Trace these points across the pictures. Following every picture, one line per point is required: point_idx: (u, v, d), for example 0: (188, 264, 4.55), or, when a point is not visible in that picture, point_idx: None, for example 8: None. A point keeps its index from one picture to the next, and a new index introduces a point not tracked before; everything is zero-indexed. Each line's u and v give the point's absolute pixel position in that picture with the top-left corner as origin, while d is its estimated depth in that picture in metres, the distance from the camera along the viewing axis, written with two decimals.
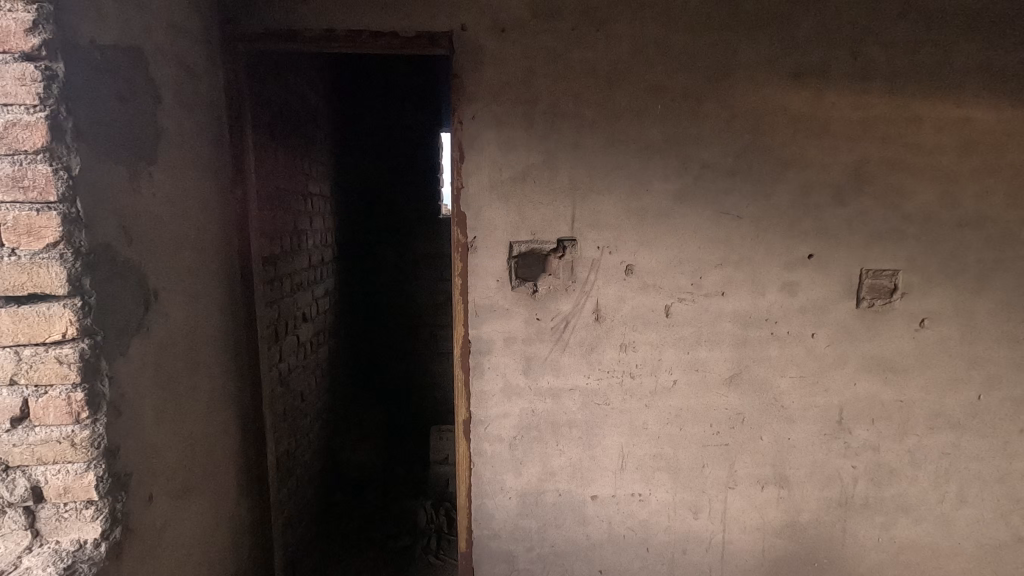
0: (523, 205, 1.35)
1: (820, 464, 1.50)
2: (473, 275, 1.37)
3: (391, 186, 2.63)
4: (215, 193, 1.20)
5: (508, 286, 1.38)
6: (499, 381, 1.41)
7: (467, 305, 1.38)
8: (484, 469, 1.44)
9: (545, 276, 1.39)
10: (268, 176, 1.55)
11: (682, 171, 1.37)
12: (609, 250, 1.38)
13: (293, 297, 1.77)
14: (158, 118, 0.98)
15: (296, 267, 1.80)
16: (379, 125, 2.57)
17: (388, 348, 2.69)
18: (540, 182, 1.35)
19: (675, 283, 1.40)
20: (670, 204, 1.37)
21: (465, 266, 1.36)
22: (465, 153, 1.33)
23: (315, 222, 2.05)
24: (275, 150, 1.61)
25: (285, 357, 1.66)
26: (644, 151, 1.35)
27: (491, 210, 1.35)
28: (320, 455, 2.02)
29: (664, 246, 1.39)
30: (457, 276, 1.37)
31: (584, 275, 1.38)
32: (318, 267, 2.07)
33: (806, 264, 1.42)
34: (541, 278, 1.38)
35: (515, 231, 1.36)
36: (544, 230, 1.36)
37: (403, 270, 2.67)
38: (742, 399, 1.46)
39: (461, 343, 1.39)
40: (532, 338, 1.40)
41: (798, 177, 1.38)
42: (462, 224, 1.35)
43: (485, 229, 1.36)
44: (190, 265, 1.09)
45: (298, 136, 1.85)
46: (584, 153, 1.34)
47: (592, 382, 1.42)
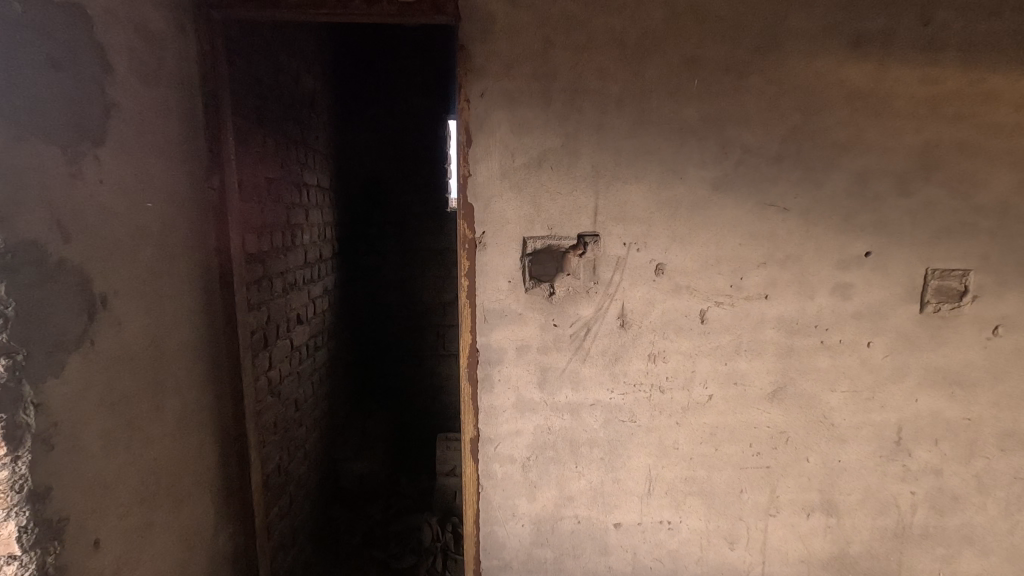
0: (539, 196, 1.18)
1: (874, 490, 1.32)
2: (481, 276, 1.21)
3: (395, 177, 2.46)
4: (187, 182, 1.04)
5: (521, 288, 1.21)
6: (510, 395, 1.25)
7: (474, 310, 1.22)
8: (494, 492, 1.28)
9: (563, 276, 1.22)
10: (254, 164, 1.39)
11: (720, 157, 1.19)
12: (637, 246, 1.21)
13: (285, 298, 1.61)
14: (108, 92, 0.83)
15: (288, 265, 1.65)
16: (381, 111, 2.41)
17: (393, 349, 2.54)
18: (558, 170, 1.18)
19: (711, 285, 1.23)
20: (706, 195, 1.20)
21: (472, 265, 1.20)
22: (472, 136, 1.16)
23: (312, 216, 1.90)
24: (262, 135, 1.45)
25: (275, 364, 1.52)
26: (677, 133, 1.18)
27: (502, 202, 1.18)
28: (317, 467, 1.88)
29: (699, 242, 1.22)
30: (463, 277, 1.21)
31: (608, 275, 1.21)
32: (315, 265, 1.92)
33: (863, 263, 1.24)
34: (559, 278, 1.22)
35: (530, 226, 1.19)
36: (562, 225, 1.20)
37: (408, 266, 2.52)
38: (786, 417, 1.29)
39: (468, 352, 1.23)
40: (549, 347, 1.23)
41: (855, 163, 1.20)
42: (469, 219, 1.19)
43: (495, 224, 1.19)
44: (152, 266, 0.94)
45: (291, 122, 1.69)
46: (609, 137, 1.17)
47: (616, 397, 1.26)
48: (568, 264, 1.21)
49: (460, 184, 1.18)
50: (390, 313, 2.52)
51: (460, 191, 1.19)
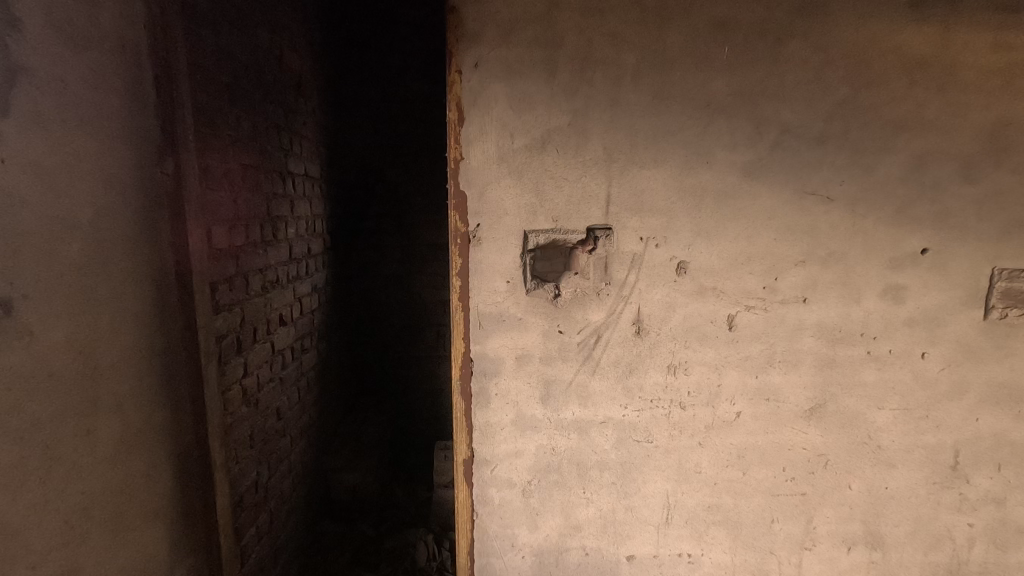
0: (542, 183, 1.02)
1: (925, 521, 1.15)
2: (475, 276, 1.05)
3: (393, 167, 2.31)
4: (131, 166, 0.90)
5: (522, 289, 1.06)
6: (509, 411, 1.09)
7: (467, 314, 1.06)
8: (490, 521, 1.13)
9: (570, 275, 1.07)
10: (224, 148, 1.25)
11: (753, 137, 1.02)
12: (656, 241, 1.05)
13: (265, 297, 1.47)
14: (12, 52, 0.68)
15: (269, 261, 1.50)
16: (377, 97, 2.25)
17: (390, 349, 2.40)
18: (565, 153, 1.02)
19: (741, 286, 1.07)
20: (737, 182, 1.03)
21: (465, 263, 1.05)
22: (465, 114, 1.01)
23: (299, 208, 1.75)
24: (234, 116, 1.30)
25: (251, 371, 1.38)
26: (704, 110, 1.01)
27: (499, 191, 1.03)
28: (304, 479, 1.75)
29: (728, 237, 1.05)
30: (454, 277, 1.06)
31: (622, 274, 1.06)
32: (302, 260, 1.78)
33: (918, 262, 1.07)
34: (564, 278, 1.07)
35: (531, 219, 1.03)
36: (570, 217, 1.04)
37: (406, 262, 2.37)
38: (825, 437, 1.12)
39: (460, 362, 1.08)
40: (553, 357, 1.08)
41: (911, 145, 1.03)
42: (461, 210, 1.03)
43: (492, 216, 1.03)
44: (82, 264, 0.79)
45: (273, 103, 1.54)
46: (624, 114, 1.01)
47: (630, 414, 1.10)
48: (576, 261, 1.06)
49: (450, 171, 1.03)
50: (387, 312, 2.38)
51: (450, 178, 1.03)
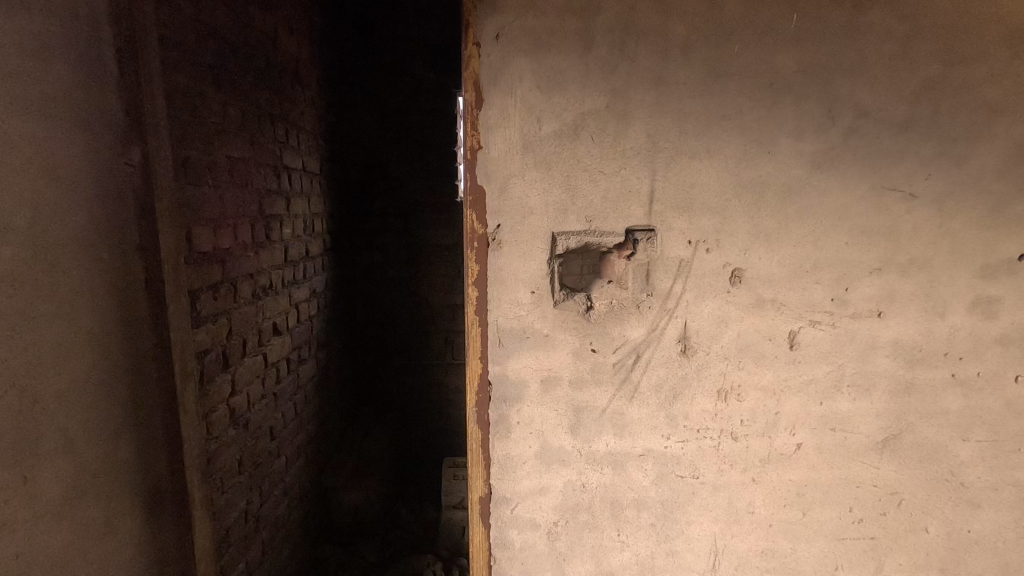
0: (574, 177, 0.87)
1: (1013, 569, 0.99)
2: (494, 285, 0.90)
3: (398, 161, 2.15)
4: (81, 155, 0.76)
5: (549, 301, 0.91)
6: (532, 442, 0.94)
7: (486, 330, 0.91)
8: (510, 567, 0.98)
9: (602, 283, 0.93)
10: (207, 138, 1.10)
11: (824, 122, 0.86)
12: (707, 246, 0.89)
13: (256, 305, 1.32)
14: None
15: (261, 264, 1.36)
16: (382, 86, 2.10)
17: (395, 356, 2.25)
18: (601, 141, 0.86)
19: (806, 298, 0.91)
20: (803, 176, 0.88)
21: (483, 271, 0.90)
22: (484, 95, 0.85)
23: (295, 205, 1.60)
24: (220, 102, 1.16)
25: (240, 389, 1.23)
26: (765, 90, 0.85)
27: (523, 186, 0.87)
28: (302, 501, 1.61)
29: (792, 241, 0.89)
30: (470, 286, 0.91)
31: (667, 284, 0.90)
32: (300, 263, 1.63)
33: (1015, 270, 0.91)
34: (597, 286, 0.92)
35: (561, 219, 0.88)
36: (606, 217, 0.88)
37: (412, 263, 2.22)
38: (899, 474, 0.96)
39: (477, 387, 0.93)
40: (585, 380, 0.93)
41: (1012, 131, 0.87)
42: (478, 209, 0.88)
43: (515, 215, 0.88)
44: (9, 274, 0.65)
45: (266, 89, 1.39)
46: (671, 95, 0.85)
47: (673, 445, 0.95)
48: (610, 268, 0.92)
49: (466, 163, 0.88)
50: (391, 316, 2.23)
51: (467, 171, 0.88)
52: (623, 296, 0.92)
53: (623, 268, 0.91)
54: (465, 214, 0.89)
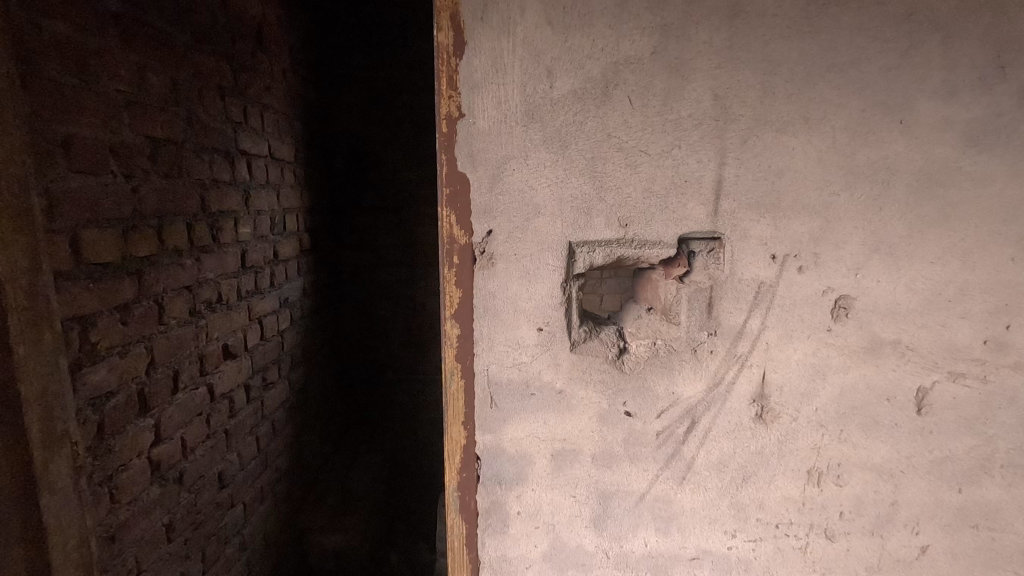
0: (602, 160, 0.58)
1: None
2: (484, 319, 0.62)
3: (390, 147, 1.87)
4: None
5: (564, 342, 0.62)
6: (539, 540, 0.66)
7: (471, 384, 0.63)
8: None
9: (640, 313, 0.67)
10: (109, 111, 0.83)
11: (990, 74, 0.56)
12: (799, 263, 0.60)
13: (195, 325, 1.06)
14: None
15: (203, 274, 1.09)
16: (372, 61, 1.82)
17: (387, 370, 1.98)
18: (643, 105, 0.57)
19: (946, 341, 0.61)
20: (952, 158, 0.58)
21: (467, 299, 0.62)
22: (468, 36, 0.57)
23: (258, 199, 1.33)
24: (133, 66, 0.89)
25: (168, 436, 0.97)
26: (899, 25, 0.55)
27: (526, 174, 0.59)
28: (268, 553, 1.36)
29: (929, 256, 0.59)
30: (449, 322, 0.63)
31: (737, 319, 0.61)
32: (265, 268, 1.36)
33: None
34: (634, 318, 0.66)
35: (583, 223, 0.60)
36: (651, 219, 0.60)
37: (407, 264, 1.94)
38: None
39: (460, 463, 0.65)
40: (614, 454, 0.64)
41: None
42: (460, 209, 0.61)
43: (515, 217, 0.60)
44: None
45: (210, 52, 1.11)
46: (752, 33, 0.56)
47: (740, 546, 0.66)
48: (652, 292, 0.67)
49: (442, 142, 0.60)
50: (384, 325, 1.96)
51: (443, 153, 0.60)
52: (671, 335, 0.63)
53: (670, 293, 0.64)
54: (441, 216, 0.62)
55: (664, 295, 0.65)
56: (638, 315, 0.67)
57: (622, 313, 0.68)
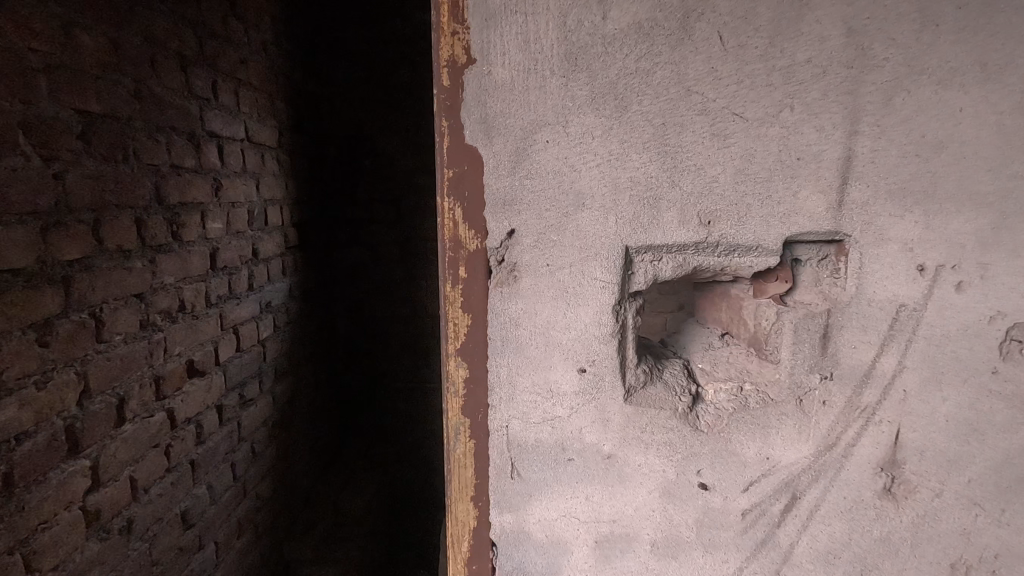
0: (676, 128, 0.40)
1: None
2: (504, 355, 0.45)
3: (389, 132, 1.69)
4: None
5: (620, 391, 0.45)
6: None
7: (486, 438, 0.47)
8: None
9: (712, 341, 0.54)
10: (17, 75, 0.65)
11: None
12: (957, 276, 0.41)
13: (149, 342, 0.88)
14: None
15: (160, 278, 0.91)
16: (368, 35, 1.63)
17: (386, 378, 1.81)
18: (740, 45, 0.39)
19: None
20: None
21: (478, 323, 0.45)
22: None
23: (233, 189, 1.15)
24: (55, 21, 0.71)
25: (112, 477, 0.79)
26: None
27: (565, 152, 0.42)
28: None
29: None
30: (454, 354, 0.47)
31: (865, 356, 0.43)
32: (241, 269, 1.18)
33: None
34: (722, 350, 0.52)
35: (646, 220, 0.42)
36: (745, 214, 0.42)
37: (407, 262, 1.76)
38: None
39: (470, 551, 0.50)
40: (683, 540, 0.47)
41: None
42: (467, 199, 0.44)
43: (550, 213, 0.43)
44: None
45: (164, 11, 0.93)
46: None
47: None
48: (732, 315, 0.52)
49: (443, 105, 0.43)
50: (382, 329, 1.79)
51: (444, 121, 0.44)
52: (765, 379, 0.47)
53: (767, 329, 0.48)
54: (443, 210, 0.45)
55: (762, 334, 0.48)
56: (735, 350, 0.51)
57: (688, 342, 0.55)
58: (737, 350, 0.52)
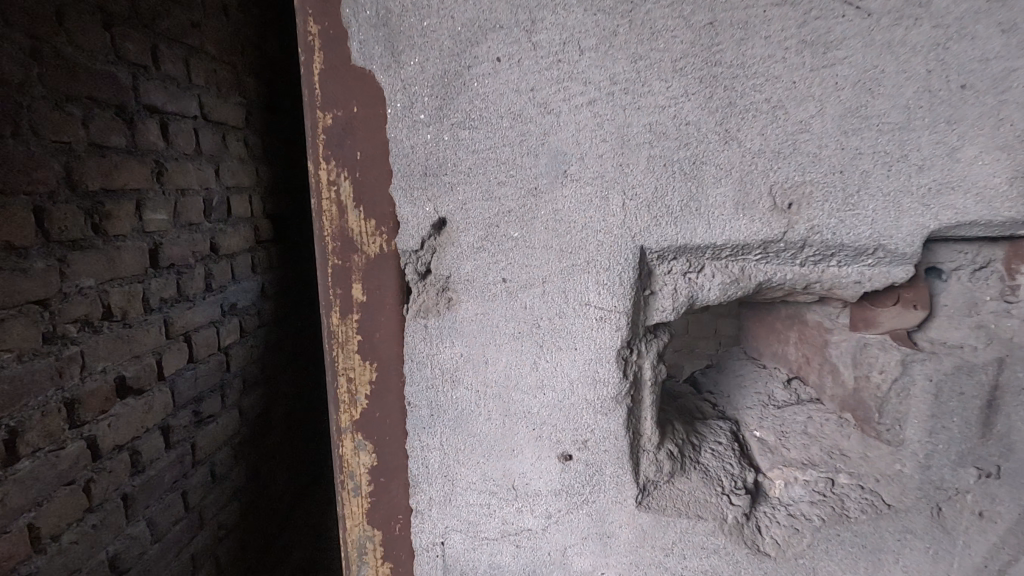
0: (732, 33, 0.33)
1: None
2: (432, 402, 0.44)
3: None
4: None
5: (632, 498, 0.42)
6: None
7: (396, 455, 0.46)
8: None
9: (778, 385, 0.55)
10: None
11: None
12: None
13: (57, 359, 0.72)
14: None
15: (74, 281, 0.75)
16: None
17: None
18: None
19: None
20: None
21: (373, 320, 0.44)
22: None
23: (184, 173, 0.99)
24: None
25: None
26: None
27: (552, 76, 0.36)
28: None
29: None
30: (344, 366, 0.45)
31: None
32: (194, 267, 1.02)
33: None
34: (798, 413, 0.50)
35: (685, 197, 0.36)
36: (842, 173, 0.34)
37: None
38: None
39: None
40: None
41: None
42: (350, 159, 0.41)
43: (510, 201, 0.38)
44: None
45: None
46: None
47: None
48: (812, 351, 0.51)
49: (313, 30, 0.40)
50: None
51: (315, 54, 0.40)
52: (858, 467, 0.44)
53: (880, 390, 0.44)
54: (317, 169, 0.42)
55: (870, 400, 0.45)
56: (825, 417, 0.49)
57: (738, 408, 0.54)
58: (814, 414, 0.50)
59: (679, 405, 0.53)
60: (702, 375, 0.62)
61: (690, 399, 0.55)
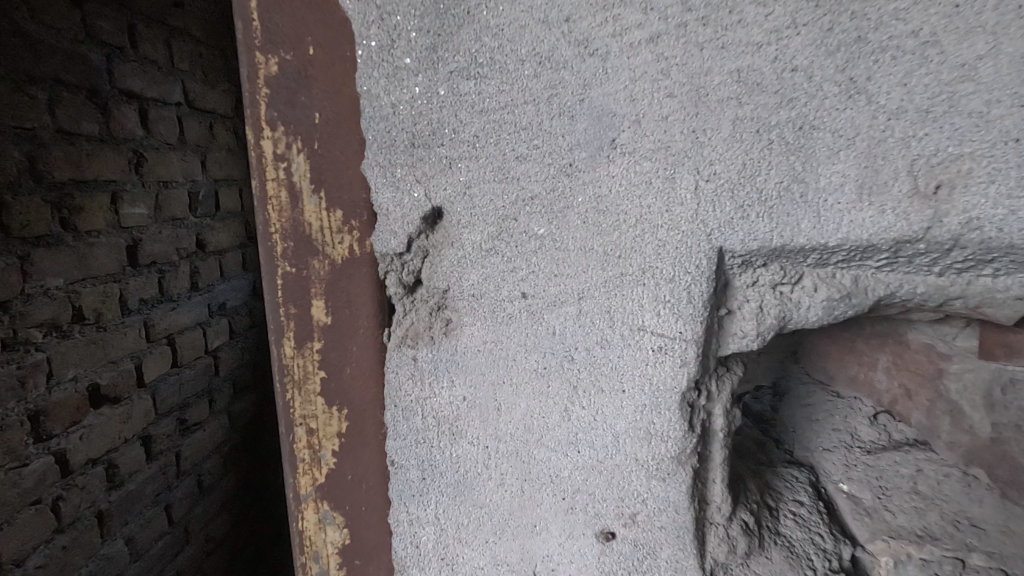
0: None
1: None
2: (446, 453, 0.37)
3: None
4: None
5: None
6: None
7: (375, 516, 0.40)
8: None
9: (861, 420, 0.45)
10: None
11: None
12: None
13: (21, 367, 0.66)
14: None
15: (39, 282, 0.69)
16: None
17: None
18: None
19: None
20: None
21: (338, 347, 0.38)
22: None
23: (166, 163, 0.92)
24: None
25: None
26: None
27: (597, 1, 0.28)
28: None
29: None
30: (303, 415, 0.39)
31: None
32: (178, 263, 0.95)
33: None
34: (903, 465, 0.41)
35: (788, 176, 0.28)
36: (1021, 142, 0.25)
37: None
38: None
39: None
40: None
41: None
42: (304, 119, 0.35)
43: (534, 181, 0.31)
44: None
45: None
46: None
47: None
48: (918, 379, 0.42)
49: None
50: None
51: None
52: (1000, 545, 0.35)
53: None
54: (260, 137, 0.36)
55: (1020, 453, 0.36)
56: (942, 473, 0.39)
57: (813, 450, 0.45)
58: (919, 461, 0.41)
59: (737, 446, 0.44)
60: (756, 402, 0.52)
61: (750, 438, 0.46)
